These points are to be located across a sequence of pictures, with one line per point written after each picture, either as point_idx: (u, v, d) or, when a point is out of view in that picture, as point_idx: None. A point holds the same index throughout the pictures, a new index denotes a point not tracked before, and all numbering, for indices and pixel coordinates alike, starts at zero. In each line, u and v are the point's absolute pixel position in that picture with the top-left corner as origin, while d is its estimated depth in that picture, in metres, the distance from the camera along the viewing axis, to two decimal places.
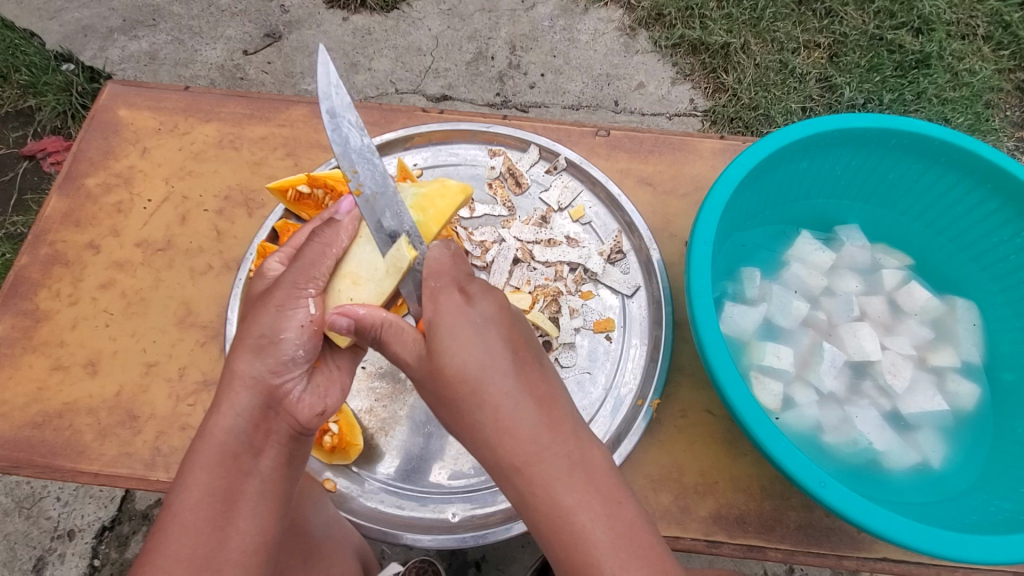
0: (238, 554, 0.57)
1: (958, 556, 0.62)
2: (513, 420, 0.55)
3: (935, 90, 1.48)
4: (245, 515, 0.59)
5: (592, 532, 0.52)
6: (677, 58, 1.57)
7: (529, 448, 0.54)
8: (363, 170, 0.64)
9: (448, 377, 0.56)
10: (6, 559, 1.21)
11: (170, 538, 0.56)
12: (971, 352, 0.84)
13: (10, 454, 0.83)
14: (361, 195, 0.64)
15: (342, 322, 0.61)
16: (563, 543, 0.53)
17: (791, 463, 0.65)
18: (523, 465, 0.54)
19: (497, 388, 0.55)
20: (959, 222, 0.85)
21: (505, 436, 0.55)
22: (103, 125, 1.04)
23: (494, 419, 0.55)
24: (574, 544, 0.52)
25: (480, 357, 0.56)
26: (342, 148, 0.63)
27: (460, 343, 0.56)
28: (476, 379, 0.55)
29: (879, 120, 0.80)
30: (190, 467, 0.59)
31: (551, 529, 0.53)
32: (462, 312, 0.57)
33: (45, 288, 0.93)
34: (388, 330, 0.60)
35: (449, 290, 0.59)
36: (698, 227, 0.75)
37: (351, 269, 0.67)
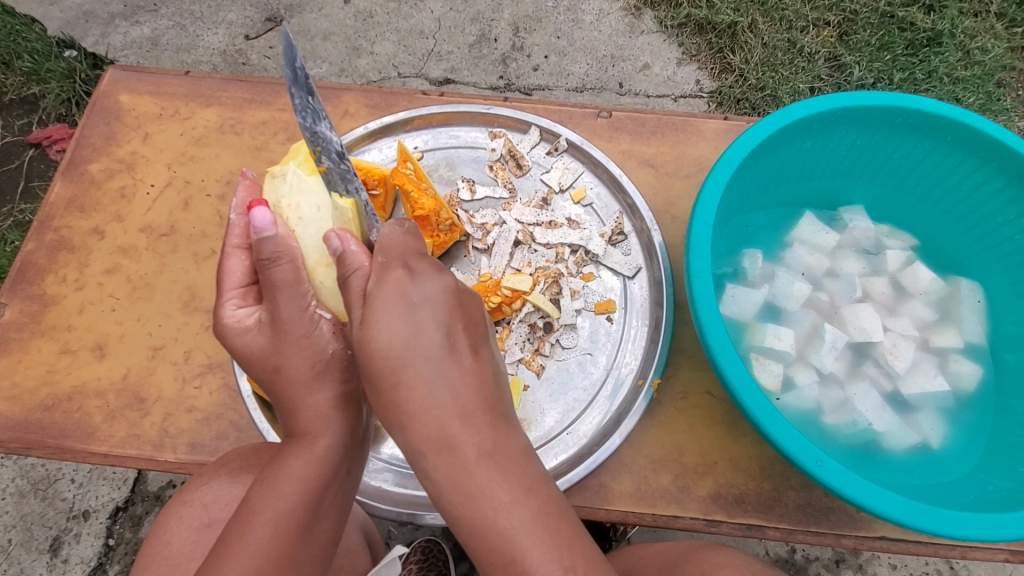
0: (318, 550, 0.61)
1: (954, 534, 0.63)
2: (446, 398, 0.53)
3: (946, 69, 1.46)
4: (328, 514, 0.62)
5: (505, 517, 0.51)
6: (682, 37, 1.55)
7: (444, 432, 0.53)
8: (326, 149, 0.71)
9: (375, 353, 0.55)
10: (23, 538, 1.24)
11: (262, 539, 0.56)
12: (974, 332, 0.83)
13: (22, 436, 0.85)
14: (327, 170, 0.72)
15: (335, 243, 0.61)
16: (475, 532, 0.52)
17: (788, 442, 0.65)
18: (437, 449, 0.52)
19: (415, 368, 0.54)
20: (964, 201, 0.84)
21: (424, 419, 0.53)
22: (106, 110, 1.04)
23: (411, 399, 0.53)
24: (488, 532, 0.51)
25: (403, 335, 0.54)
26: (310, 124, 0.69)
27: (387, 322, 0.55)
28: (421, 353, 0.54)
29: (885, 98, 0.79)
30: (285, 474, 0.59)
31: (465, 521, 0.52)
32: (397, 291, 0.56)
33: (52, 274, 0.94)
34: (358, 279, 0.60)
35: (396, 267, 0.58)
36: (698, 207, 0.74)
37: (316, 257, 0.72)
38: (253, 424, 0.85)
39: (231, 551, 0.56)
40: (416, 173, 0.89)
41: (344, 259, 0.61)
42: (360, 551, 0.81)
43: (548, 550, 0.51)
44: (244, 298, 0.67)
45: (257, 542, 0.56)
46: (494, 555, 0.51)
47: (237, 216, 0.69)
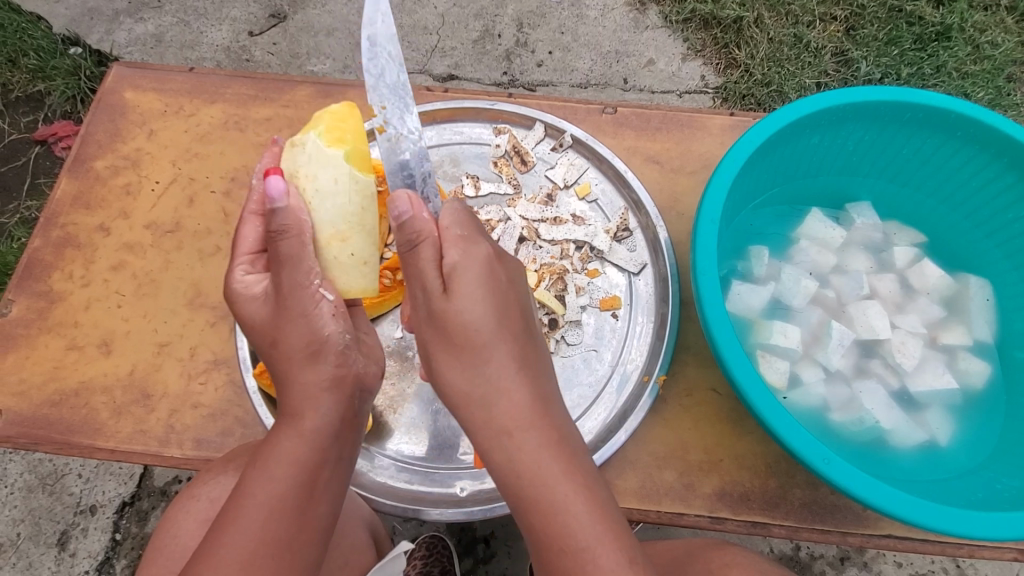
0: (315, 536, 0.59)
1: (962, 533, 0.62)
2: (512, 386, 0.56)
3: (955, 64, 1.44)
4: (323, 501, 0.60)
5: (570, 505, 0.53)
6: (688, 33, 1.54)
7: (523, 412, 0.55)
8: (392, 107, 0.65)
9: (457, 327, 0.56)
10: (31, 533, 1.25)
11: (254, 521, 0.56)
12: (982, 330, 0.83)
13: (30, 431, 0.86)
14: (384, 132, 0.65)
15: (405, 207, 0.57)
16: (541, 515, 0.53)
17: (794, 440, 0.65)
18: (514, 428, 0.54)
19: (502, 347, 0.56)
20: (973, 198, 0.83)
21: (503, 398, 0.55)
22: (110, 107, 1.04)
23: (496, 374, 0.56)
24: (553, 516, 0.53)
25: (490, 314, 0.56)
26: (375, 81, 0.64)
27: (474, 298, 0.56)
28: (488, 335, 0.56)
29: (893, 93, 0.78)
30: (276, 456, 0.59)
31: (529, 501, 0.54)
32: (481, 270, 0.57)
33: (58, 270, 0.95)
34: (428, 249, 0.57)
35: (479, 241, 0.60)
36: (705, 203, 0.74)
37: (328, 232, 0.67)
38: (258, 420, 0.85)
39: (227, 533, 0.55)
40: None
41: (409, 228, 0.57)
42: (365, 546, 0.81)
43: (598, 543, 0.52)
44: (252, 264, 0.65)
45: (252, 524, 0.55)
46: (556, 540, 0.53)
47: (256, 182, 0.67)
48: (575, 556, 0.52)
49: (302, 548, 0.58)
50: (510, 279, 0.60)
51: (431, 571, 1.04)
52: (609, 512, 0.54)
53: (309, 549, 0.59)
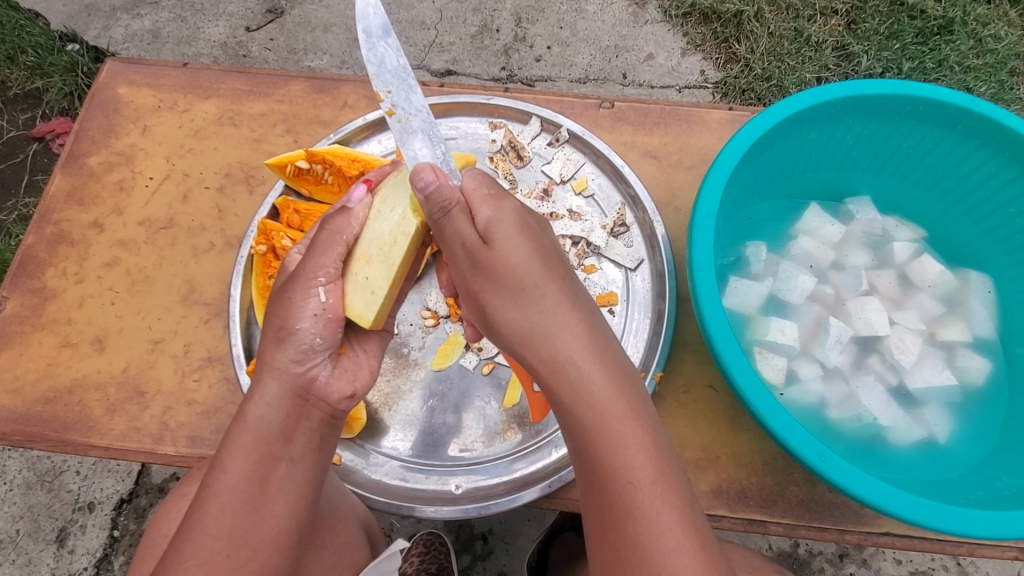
0: (271, 536, 0.58)
1: (959, 531, 0.62)
2: (567, 320, 0.58)
3: (957, 57, 1.43)
4: (278, 499, 0.59)
5: (635, 438, 0.54)
6: (688, 27, 1.52)
7: (585, 346, 0.57)
8: (397, 91, 0.66)
9: (508, 272, 0.58)
10: (30, 530, 1.25)
11: (210, 518, 0.56)
12: (982, 327, 0.82)
13: (24, 429, 0.85)
14: (394, 115, 0.66)
15: (428, 177, 0.59)
16: (596, 445, 0.55)
17: (790, 436, 0.64)
18: (579, 359, 0.56)
19: (553, 288, 0.58)
20: (974, 192, 0.82)
21: (562, 336, 0.57)
22: (104, 103, 1.04)
23: (553, 313, 0.57)
24: (619, 449, 0.54)
25: (537, 259, 0.59)
26: (377, 69, 0.66)
27: (520, 242, 0.59)
28: (535, 276, 0.58)
29: (893, 86, 0.77)
30: (229, 448, 0.59)
31: (596, 436, 0.54)
32: (521, 220, 0.60)
33: (52, 267, 0.94)
34: (460, 212, 0.59)
35: (509, 198, 0.62)
36: (702, 198, 0.73)
37: (364, 249, 0.68)
38: None
39: (188, 533, 0.57)
40: None
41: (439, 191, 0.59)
42: (359, 544, 0.80)
43: (659, 478, 0.53)
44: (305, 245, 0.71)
45: (209, 522, 0.56)
46: (620, 474, 0.53)
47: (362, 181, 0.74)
48: (637, 490, 0.53)
49: (260, 548, 0.57)
50: (541, 229, 0.63)
51: (428, 567, 1.04)
52: (665, 454, 0.55)
53: (269, 549, 0.58)
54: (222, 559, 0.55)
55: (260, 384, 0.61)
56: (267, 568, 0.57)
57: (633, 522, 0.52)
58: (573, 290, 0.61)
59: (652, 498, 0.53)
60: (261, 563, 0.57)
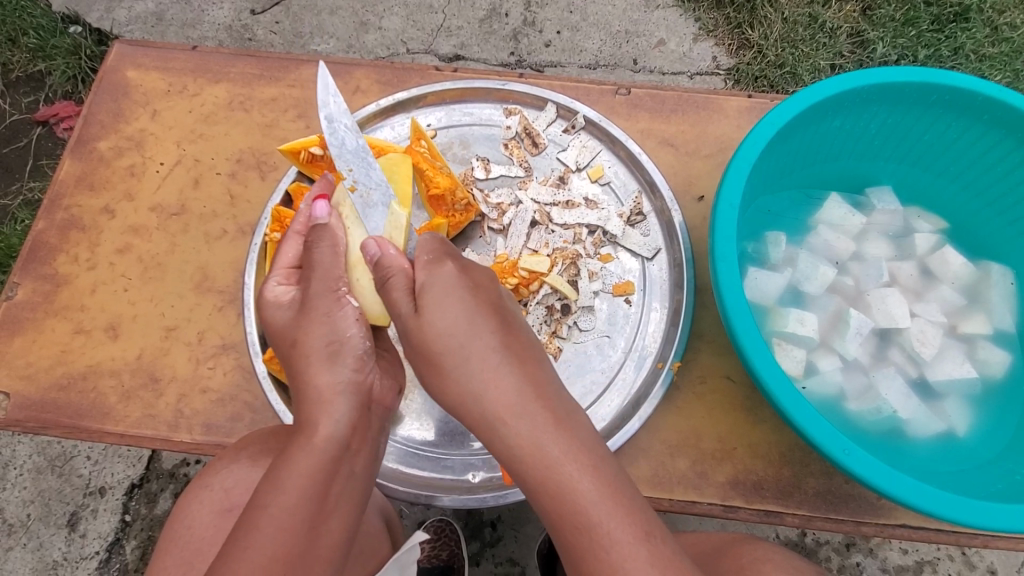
0: (330, 549, 0.55)
1: (983, 525, 0.61)
2: (497, 375, 0.53)
3: (973, 46, 1.40)
4: (335, 515, 0.57)
5: (577, 483, 0.50)
6: (700, 12, 1.50)
7: (512, 401, 0.52)
8: (357, 168, 0.74)
9: (432, 340, 0.56)
10: (41, 514, 1.26)
11: (266, 538, 0.51)
12: (1002, 318, 0.81)
13: (38, 416, 0.85)
14: (355, 190, 0.74)
15: (372, 250, 0.63)
16: (550, 498, 0.51)
17: (813, 429, 0.64)
18: (507, 418, 0.52)
19: (483, 344, 0.55)
20: (999, 182, 0.81)
21: (495, 392, 0.53)
22: (112, 86, 1.02)
23: (480, 372, 0.54)
24: (561, 495, 0.50)
25: (466, 319, 0.55)
26: (338, 151, 0.75)
27: (443, 308, 0.56)
28: (463, 337, 0.55)
29: (920, 73, 0.76)
30: (287, 469, 0.55)
31: (539, 487, 0.51)
32: (454, 280, 0.58)
33: (63, 253, 0.94)
34: (400, 279, 0.60)
35: (444, 260, 0.60)
36: (724, 188, 0.72)
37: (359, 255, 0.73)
38: (269, 406, 0.84)
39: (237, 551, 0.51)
40: (430, 152, 0.88)
41: (383, 262, 0.61)
42: (379, 534, 0.80)
43: (609, 515, 0.49)
44: (288, 277, 0.70)
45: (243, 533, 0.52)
46: (569, 521, 0.50)
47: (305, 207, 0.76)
48: (588, 531, 0.49)
49: (316, 565, 0.53)
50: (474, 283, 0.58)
51: (439, 555, 1.07)
52: (617, 482, 0.51)
53: (323, 564, 0.54)
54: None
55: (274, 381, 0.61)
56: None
57: (594, 565, 0.49)
58: (509, 335, 0.56)
59: (605, 535, 0.49)
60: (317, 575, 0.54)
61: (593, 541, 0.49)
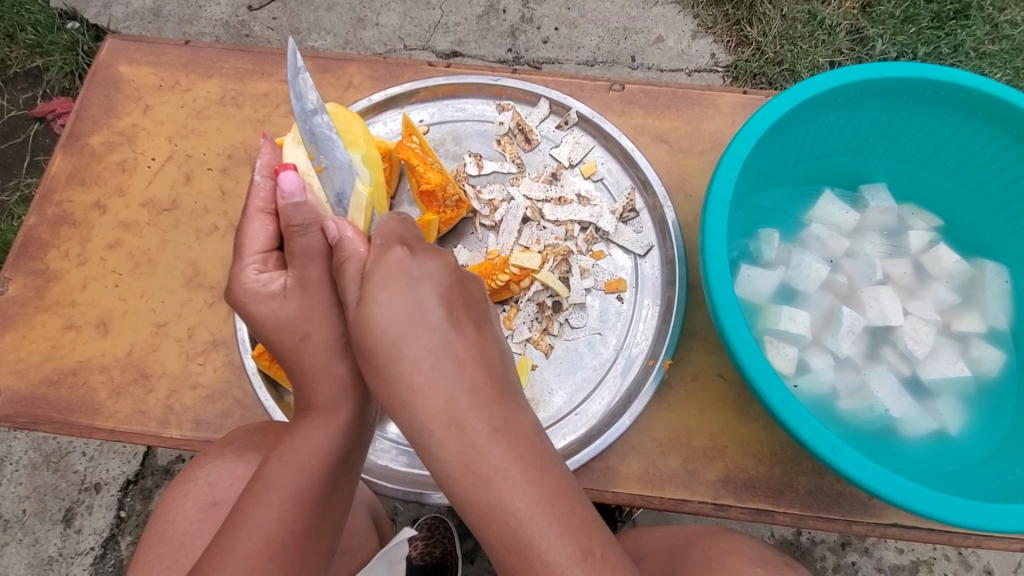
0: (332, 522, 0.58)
1: (974, 524, 0.61)
2: (429, 380, 0.50)
3: (973, 43, 1.39)
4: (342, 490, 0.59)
5: (513, 497, 0.47)
6: (698, 9, 1.49)
7: (445, 408, 0.49)
8: (324, 144, 0.70)
9: (373, 335, 0.53)
10: (37, 509, 1.26)
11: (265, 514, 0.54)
12: (997, 316, 0.80)
13: (28, 411, 0.85)
14: (322, 169, 0.70)
15: (331, 231, 0.62)
16: (481, 516, 0.48)
17: (803, 427, 0.63)
18: (434, 428, 0.49)
19: (420, 343, 0.51)
20: (994, 179, 0.80)
21: (426, 398, 0.50)
22: (105, 82, 1.02)
23: (413, 373, 0.50)
24: (491, 511, 0.47)
25: (403, 314, 0.52)
26: (303, 125, 0.68)
27: (388, 297, 0.53)
28: (396, 335, 0.52)
29: (914, 69, 0.75)
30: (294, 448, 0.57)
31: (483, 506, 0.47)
32: (399, 269, 0.55)
33: (54, 248, 0.93)
34: (353, 264, 0.59)
35: (393, 246, 0.57)
36: (715, 184, 0.71)
37: None
38: (258, 402, 0.84)
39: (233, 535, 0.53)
40: (421, 147, 0.87)
41: (343, 245, 0.61)
42: (367, 531, 0.80)
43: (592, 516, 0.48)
44: (266, 263, 0.66)
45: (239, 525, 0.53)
46: (496, 539, 0.47)
47: (261, 177, 0.68)
48: (518, 552, 0.46)
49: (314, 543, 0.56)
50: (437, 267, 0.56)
51: (432, 552, 1.07)
52: (558, 496, 0.48)
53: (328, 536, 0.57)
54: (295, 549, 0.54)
55: None
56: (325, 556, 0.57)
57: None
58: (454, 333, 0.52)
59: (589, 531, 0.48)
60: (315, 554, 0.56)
61: (520, 558, 0.46)
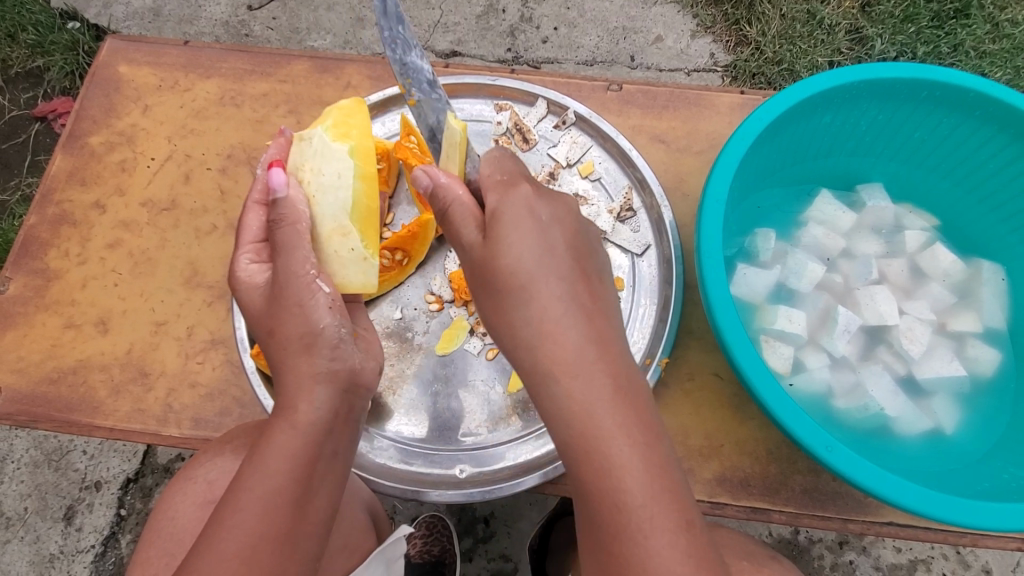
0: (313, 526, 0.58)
1: (967, 523, 0.61)
2: (559, 326, 0.55)
3: (973, 42, 1.39)
4: (320, 493, 0.59)
5: None
6: (698, 8, 1.49)
7: (568, 357, 0.54)
8: (416, 78, 0.67)
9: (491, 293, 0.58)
10: (38, 507, 1.27)
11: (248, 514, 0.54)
12: (993, 316, 0.81)
13: (28, 409, 0.86)
14: (415, 104, 0.69)
15: (425, 181, 0.61)
16: (591, 459, 0.52)
17: (797, 426, 0.64)
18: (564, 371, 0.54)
19: (550, 290, 0.57)
20: (990, 179, 0.80)
21: None
22: (104, 82, 1.02)
23: (542, 316, 0.56)
24: (599, 460, 0.52)
25: (538, 257, 0.57)
26: (396, 56, 0.66)
27: (517, 239, 0.58)
28: (526, 278, 0.57)
29: (910, 70, 0.75)
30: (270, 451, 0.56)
31: (582, 453, 0.53)
32: (524, 212, 0.59)
33: (55, 248, 0.94)
34: (460, 209, 0.61)
35: (518, 186, 0.61)
36: (711, 183, 0.71)
37: (329, 227, 0.67)
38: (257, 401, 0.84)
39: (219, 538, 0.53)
40: (420, 147, 0.88)
41: (439, 193, 0.61)
42: (365, 529, 0.80)
43: None
44: (258, 254, 0.65)
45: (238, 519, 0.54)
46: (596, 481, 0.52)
47: (262, 172, 0.68)
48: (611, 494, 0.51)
49: (302, 540, 0.57)
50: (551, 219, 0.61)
51: (431, 550, 1.07)
52: None
53: (308, 540, 0.57)
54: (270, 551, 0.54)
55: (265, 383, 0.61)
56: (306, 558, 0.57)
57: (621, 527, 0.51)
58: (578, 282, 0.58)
59: None
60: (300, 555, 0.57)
61: None
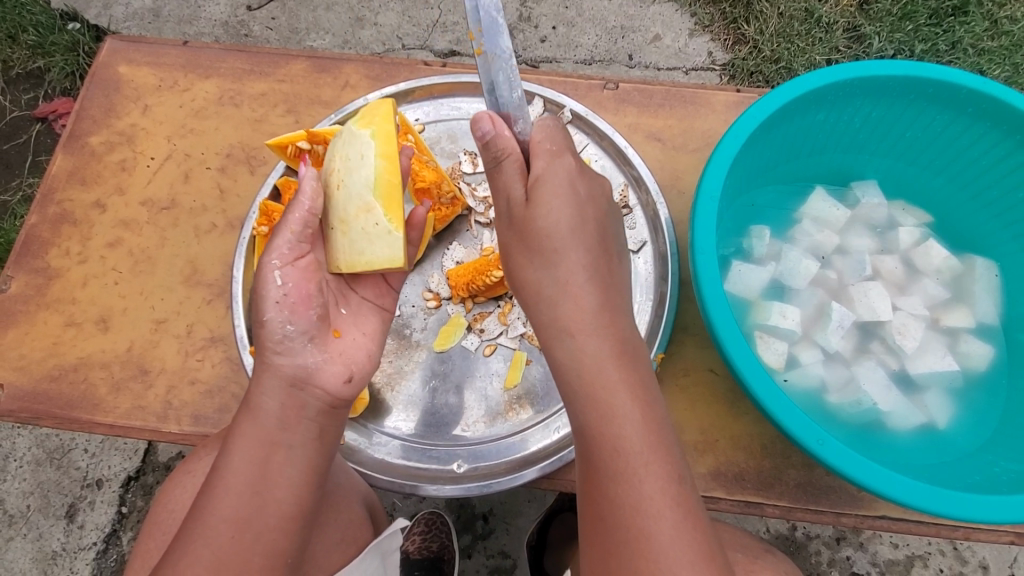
0: (275, 520, 0.59)
1: (957, 515, 0.62)
2: (581, 299, 0.60)
3: (972, 39, 1.39)
4: (280, 483, 0.60)
5: None
6: (695, 8, 1.50)
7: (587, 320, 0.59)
8: (487, 27, 0.59)
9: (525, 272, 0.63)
10: (41, 505, 1.28)
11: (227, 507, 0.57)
12: (986, 311, 0.81)
13: (30, 406, 0.87)
14: (480, 53, 0.59)
15: (486, 126, 0.60)
16: (604, 422, 0.57)
17: (788, 420, 0.64)
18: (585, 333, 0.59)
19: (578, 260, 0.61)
20: (984, 176, 0.81)
21: None
22: (104, 82, 1.03)
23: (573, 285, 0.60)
24: (610, 423, 0.56)
25: (573, 225, 0.61)
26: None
27: (553, 205, 0.60)
28: (561, 245, 0.61)
29: (902, 67, 0.76)
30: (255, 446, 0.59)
31: (598, 417, 0.57)
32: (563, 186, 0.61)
33: (55, 246, 0.95)
34: (512, 165, 0.61)
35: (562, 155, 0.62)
36: (705, 179, 0.72)
37: (356, 207, 0.65)
38: None
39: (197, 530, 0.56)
40: (417, 146, 0.88)
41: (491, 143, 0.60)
42: (363, 522, 0.81)
43: None
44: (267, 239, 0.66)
45: None
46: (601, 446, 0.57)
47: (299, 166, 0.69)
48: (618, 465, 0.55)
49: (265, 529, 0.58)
50: (590, 195, 0.64)
51: (430, 546, 1.08)
52: None
53: (274, 532, 0.59)
54: (229, 539, 0.57)
55: (262, 381, 0.62)
56: (272, 550, 0.59)
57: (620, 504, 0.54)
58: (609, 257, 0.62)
59: None
60: (266, 544, 0.58)
61: None
